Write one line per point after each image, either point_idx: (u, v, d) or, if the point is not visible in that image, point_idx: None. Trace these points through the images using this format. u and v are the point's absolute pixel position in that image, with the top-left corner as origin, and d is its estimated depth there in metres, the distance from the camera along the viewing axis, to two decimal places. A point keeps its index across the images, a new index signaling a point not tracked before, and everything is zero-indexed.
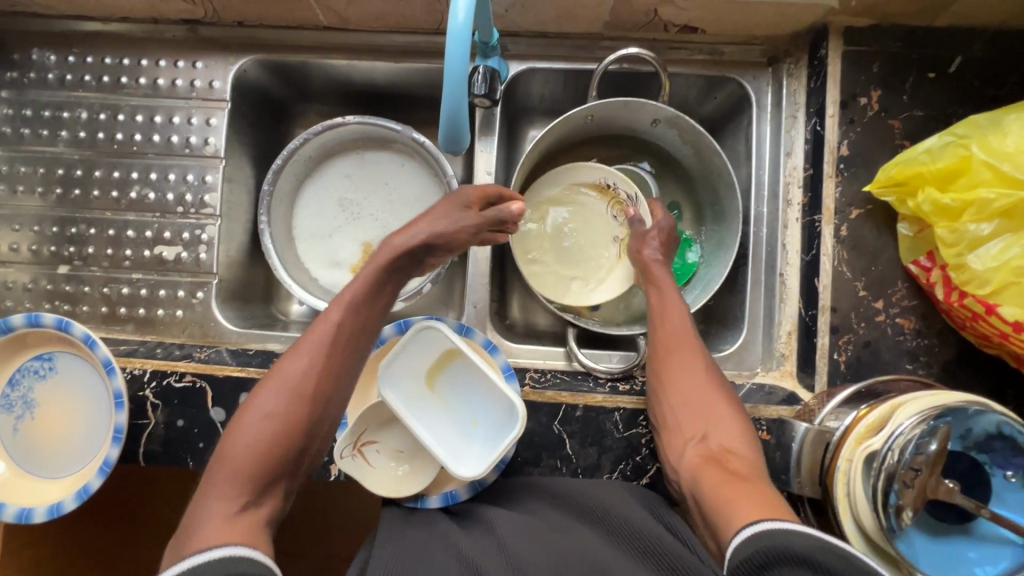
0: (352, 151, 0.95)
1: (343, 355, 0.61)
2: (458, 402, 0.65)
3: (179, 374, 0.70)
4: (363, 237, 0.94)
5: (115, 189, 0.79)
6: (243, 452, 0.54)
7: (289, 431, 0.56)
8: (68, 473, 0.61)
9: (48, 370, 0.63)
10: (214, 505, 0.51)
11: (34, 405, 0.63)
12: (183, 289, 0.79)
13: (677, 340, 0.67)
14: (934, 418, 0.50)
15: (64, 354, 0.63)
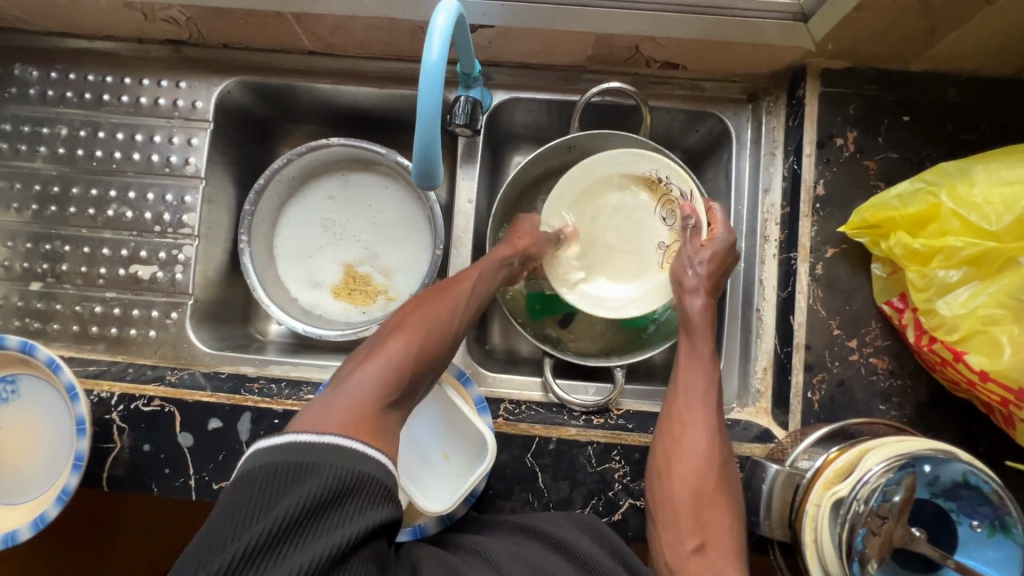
0: (337, 172, 0.95)
1: (477, 314, 0.66)
2: (429, 436, 0.65)
3: (148, 398, 0.69)
4: (343, 258, 0.94)
5: (92, 206, 0.78)
6: (399, 354, 0.55)
7: (434, 356, 0.58)
8: (26, 500, 0.60)
9: (11, 393, 0.62)
10: (370, 388, 0.50)
11: None
12: (157, 309, 0.78)
13: (691, 422, 0.63)
14: (900, 466, 0.50)
15: (28, 377, 0.62)
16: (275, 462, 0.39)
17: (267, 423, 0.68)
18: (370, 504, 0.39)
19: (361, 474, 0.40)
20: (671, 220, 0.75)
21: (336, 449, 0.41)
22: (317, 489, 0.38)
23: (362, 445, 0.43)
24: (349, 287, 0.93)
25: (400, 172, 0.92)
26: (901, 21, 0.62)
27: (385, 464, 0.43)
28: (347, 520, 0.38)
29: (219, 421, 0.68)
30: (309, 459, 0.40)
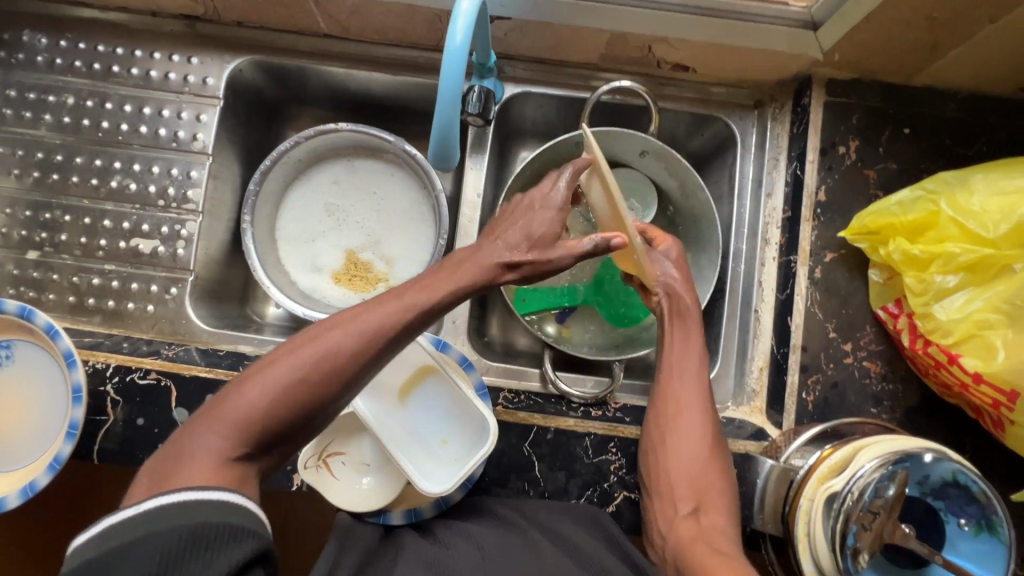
0: (343, 158, 0.95)
1: (391, 348, 0.53)
2: (428, 421, 0.65)
3: (144, 371, 0.68)
4: (345, 244, 0.94)
5: (95, 177, 0.78)
6: (259, 400, 0.47)
7: (321, 397, 0.49)
8: (14, 468, 0.59)
9: (5, 358, 0.61)
10: (214, 436, 0.45)
11: None
12: (157, 284, 0.77)
13: (685, 401, 0.66)
14: (894, 462, 0.51)
15: (23, 343, 0.61)
16: (91, 554, 0.37)
17: None
18: (213, 547, 0.38)
19: (198, 523, 0.39)
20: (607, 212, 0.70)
21: (157, 514, 0.39)
22: (145, 559, 0.36)
23: (195, 494, 0.40)
24: (350, 272, 0.94)
25: (406, 160, 0.93)
26: (908, 35, 0.64)
27: (229, 500, 0.41)
28: (203, 564, 0.37)
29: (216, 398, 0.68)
30: (128, 538, 0.37)
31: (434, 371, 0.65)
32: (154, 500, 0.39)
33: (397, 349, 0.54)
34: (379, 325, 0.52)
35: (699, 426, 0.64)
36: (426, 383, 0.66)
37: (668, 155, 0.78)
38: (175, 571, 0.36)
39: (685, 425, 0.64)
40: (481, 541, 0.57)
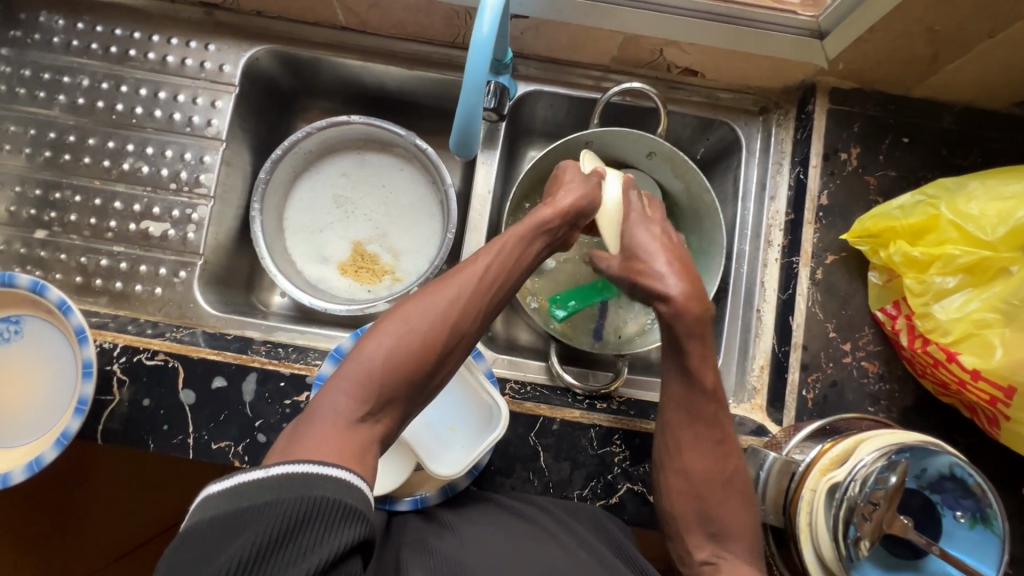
0: (353, 151, 0.96)
1: (485, 303, 0.59)
2: (437, 408, 0.65)
3: (151, 352, 0.68)
4: (353, 235, 0.95)
5: (107, 158, 0.78)
6: (379, 355, 0.51)
7: (426, 348, 0.53)
8: (19, 444, 0.58)
9: (13, 333, 0.61)
10: (340, 400, 0.49)
11: None
12: (166, 267, 0.77)
13: (699, 441, 0.63)
14: (894, 453, 0.53)
15: (33, 319, 0.61)
16: (224, 507, 0.38)
17: (272, 386, 0.68)
18: (333, 523, 0.38)
19: (319, 497, 0.39)
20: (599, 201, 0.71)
21: (290, 480, 0.40)
22: (270, 522, 0.37)
23: (318, 465, 0.42)
24: (357, 264, 0.95)
25: (417, 154, 0.94)
26: (911, 47, 0.67)
27: (351, 480, 0.42)
28: (320, 537, 0.37)
29: (223, 380, 0.68)
30: (257, 498, 0.38)
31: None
32: (286, 466, 0.41)
33: (489, 306, 0.59)
34: (468, 281, 0.58)
35: (709, 458, 0.63)
36: None
37: (675, 157, 0.80)
38: (292, 543, 0.37)
39: (713, 454, 0.63)
40: (488, 531, 0.58)
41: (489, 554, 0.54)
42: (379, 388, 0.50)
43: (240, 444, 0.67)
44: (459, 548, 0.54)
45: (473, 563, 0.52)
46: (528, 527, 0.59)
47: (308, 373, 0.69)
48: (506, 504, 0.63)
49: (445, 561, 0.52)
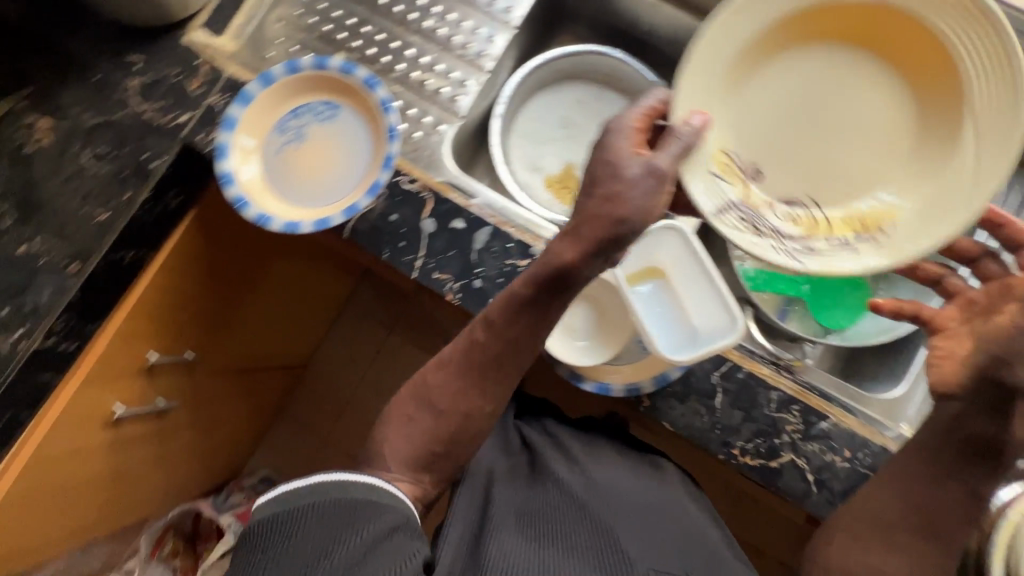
0: (595, 82, 1.02)
1: (490, 367, 0.67)
2: (650, 309, 0.69)
3: (412, 178, 0.76)
4: (568, 156, 1.01)
5: (415, 12, 0.87)
6: (399, 451, 0.68)
7: (442, 424, 0.68)
8: (305, 206, 0.69)
9: (329, 116, 0.71)
10: (394, 454, 0.68)
11: (304, 138, 0.71)
12: (430, 117, 0.84)
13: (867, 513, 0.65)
14: None
15: (348, 110, 0.71)
16: (274, 509, 0.59)
17: (501, 243, 0.74)
18: (361, 517, 0.58)
19: (348, 500, 0.60)
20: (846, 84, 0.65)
21: (320, 488, 0.60)
22: (319, 511, 0.58)
23: (343, 477, 0.61)
24: (562, 183, 1.00)
25: None
26: None
27: (376, 485, 0.62)
28: (348, 542, 0.56)
29: (462, 224, 0.75)
30: (299, 500, 0.59)
31: (662, 270, 0.71)
32: (319, 477, 0.61)
33: (494, 367, 0.67)
34: (466, 349, 0.67)
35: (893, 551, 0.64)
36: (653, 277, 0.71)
37: None
38: (329, 547, 0.55)
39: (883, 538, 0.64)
40: (612, 475, 0.73)
41: (614, 501, 0.69)
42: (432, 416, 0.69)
43: (458, 282, 0.74)
44: (590, 489, 0.70)
45: (600, 502, 0.68)
46: (644, 489, 0.74)
47: (534, 244, 0.75)
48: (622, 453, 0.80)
49: (577, 492, 0.69)
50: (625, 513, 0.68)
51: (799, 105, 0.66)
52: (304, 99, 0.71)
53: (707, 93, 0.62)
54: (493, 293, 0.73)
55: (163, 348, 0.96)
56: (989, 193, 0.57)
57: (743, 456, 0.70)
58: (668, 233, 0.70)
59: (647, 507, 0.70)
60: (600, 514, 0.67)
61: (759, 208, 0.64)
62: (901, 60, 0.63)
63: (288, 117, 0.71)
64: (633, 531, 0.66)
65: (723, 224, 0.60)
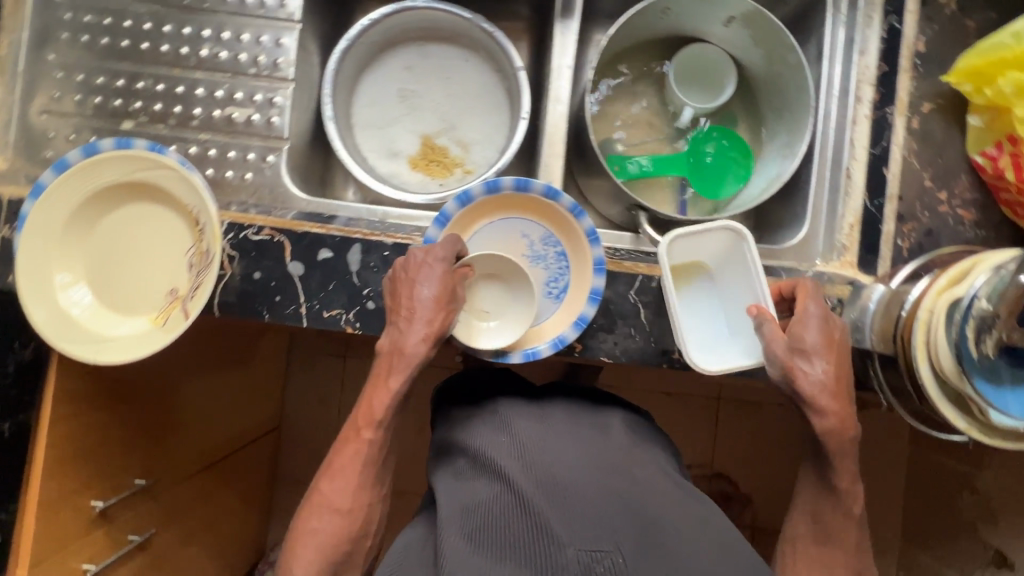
0: (416, 42, 0.95)
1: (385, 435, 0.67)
2: (688, 310, 0.72)
3: (257, 228, 0.70)
4: (421, 129, 0.95)
5: (184, 45, 0.77)
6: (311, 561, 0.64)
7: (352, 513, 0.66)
8: (123, 332, 0.60)
9: (102, 232, 0.62)
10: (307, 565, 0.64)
11: (83, 267, 0.61)
12: (254, 153, 0.77)
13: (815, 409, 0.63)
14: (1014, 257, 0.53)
15: (122, 210, 0.62)
16: None
17: (377, 255, 0.70)
18: None
19: None
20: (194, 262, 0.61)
21: None
22: None
23: None
24: (427, 158, 0.94)
25: (482, 41, 0.93)
26: None
27: None
28: None
29: (330, 252, 0.70)
30: None
31: (705, 266, 0.72)
32: None
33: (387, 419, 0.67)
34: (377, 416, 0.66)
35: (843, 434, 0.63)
36: (695, 277, 0.73)
37: (757, 17, 0.80)
38: None
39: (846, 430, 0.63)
40: (559, 454, 0.65)
41: (560, 494, 0.61)
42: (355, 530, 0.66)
43: (351, 311, 0.69)
44: (527, 475, 0.62)
45: (539, 494, 0.61)
46: (594, 452, 0.66)
47: (410, 241, 0.71)
48: (576, 409, 0.73)
49: (512, 486, 0.62)
50: (576, 493, 0.61)
51: (115, 283, 0.61)
52: (63, 225, 0.59)
53: (78, 184, 0.59)
54: None
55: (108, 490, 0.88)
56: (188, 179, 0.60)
57: (684, 356, 0.70)
58: (722, 232, 0.69)
59: (596, 476, 0.63)
60: (540, 512, 0.59)
61: (96, 330, 0.59)
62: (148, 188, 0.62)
63: (52, 248, 0.59)
64: (570, 520, 0.59)
65: (200, 302, 0.58)
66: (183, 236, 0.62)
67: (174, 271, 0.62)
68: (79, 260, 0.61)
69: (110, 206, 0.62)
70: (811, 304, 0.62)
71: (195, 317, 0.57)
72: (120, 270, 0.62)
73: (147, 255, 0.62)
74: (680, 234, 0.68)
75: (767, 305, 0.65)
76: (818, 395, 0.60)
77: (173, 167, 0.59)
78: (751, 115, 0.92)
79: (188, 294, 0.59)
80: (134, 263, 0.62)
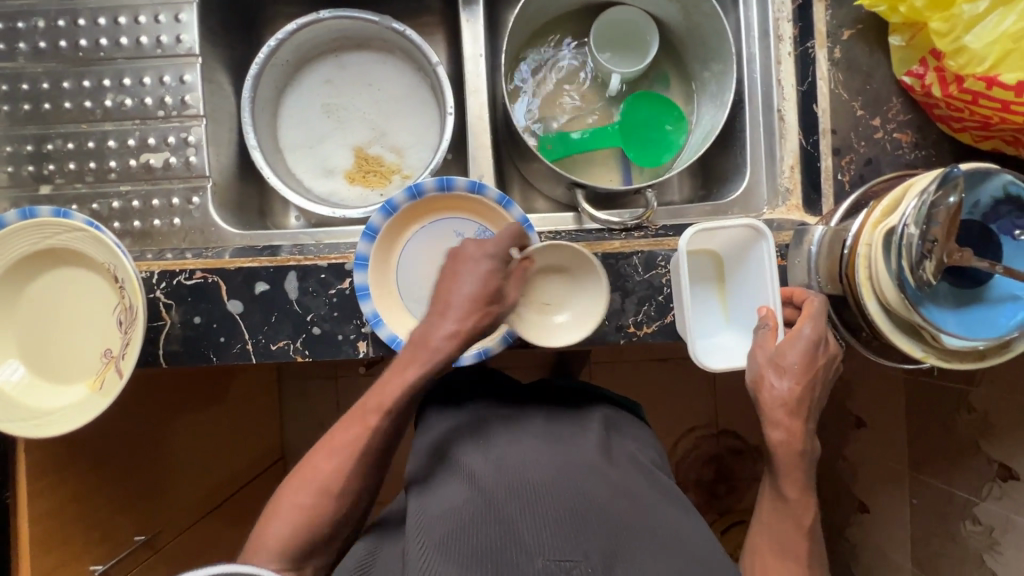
0: (331, 54, 0.92)
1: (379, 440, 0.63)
2: (698, 305, 0.68)
3: (189, 271, 0.68)
4: (352, 141, 0.93)
5: (87, 99, 0.75)
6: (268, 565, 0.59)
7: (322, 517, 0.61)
8: (65, 402, 0.59)
9: (26, 304, 0.60)
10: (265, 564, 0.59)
11: (15, 343, 0.60)
12: (178, 196, 0.75)
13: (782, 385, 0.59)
14: (950, 169, 0.51)
15: (42, 279, 0.61)
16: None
17: (314, 280, 0.68)
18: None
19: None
20: (123, 320, 0.60)
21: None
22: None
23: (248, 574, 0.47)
24: (362, 170, 0.92)
25: (397, 42, 0.90)
26: None
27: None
28: None
29: (266, 284, 0.68)
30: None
31: (719, 259, 0.69)
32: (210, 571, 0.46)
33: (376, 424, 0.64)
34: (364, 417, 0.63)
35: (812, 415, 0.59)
36: (706, 270, 0.69)
37: None
38: None
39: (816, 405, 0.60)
40: (531, 461, 0.62)
41: (530, 491, 0.57)
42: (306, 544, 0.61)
43: (297, 341, 0.68)
44: (497, 478, 0.59)
45: (508, 498, 0.56)
46: (568, 460, 0.62)
47: (345, 260, 0.69)
48: (555, 420, 0.70)
49: (481, 490, 0.58)
50: (548, 490, 0.57)
51: (49, 354, 0.60)
52: None
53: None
54: (336, 329, 0.68)
55: (108, 552, 0.78)
56: (96, 237, 0.58)
57: (640, 330, 0.68)
58: (745, 229, 0.65)
59: (568, 482, 0.58)
60: (508, 514, 0.55)
61: (37, 404, 0.58)
62: (65, 252, 0.60)
63: None
64: (540, 519, 0.54)
65: (130, 360, 0.57)
66: (108, 295, 0.61)
67: (106, 330, 0.60)
68: (9, 337, 0.60)
69: (29, 277, 0.60)
70: (808, 324, 0.58)
71: (126, 376, 0.56)
72: (52, 339, 0.61)
73: (76, 319, 0.61)
74: (699, 230, 0.64)
75: (775, 304, 0.62)
76: (773, 408, 0.58)
77: (81, 228, 0.58)
78: (682, 70, 0.89)
79: (121, 353, 0.58)
80: (67, 330, 0.61)
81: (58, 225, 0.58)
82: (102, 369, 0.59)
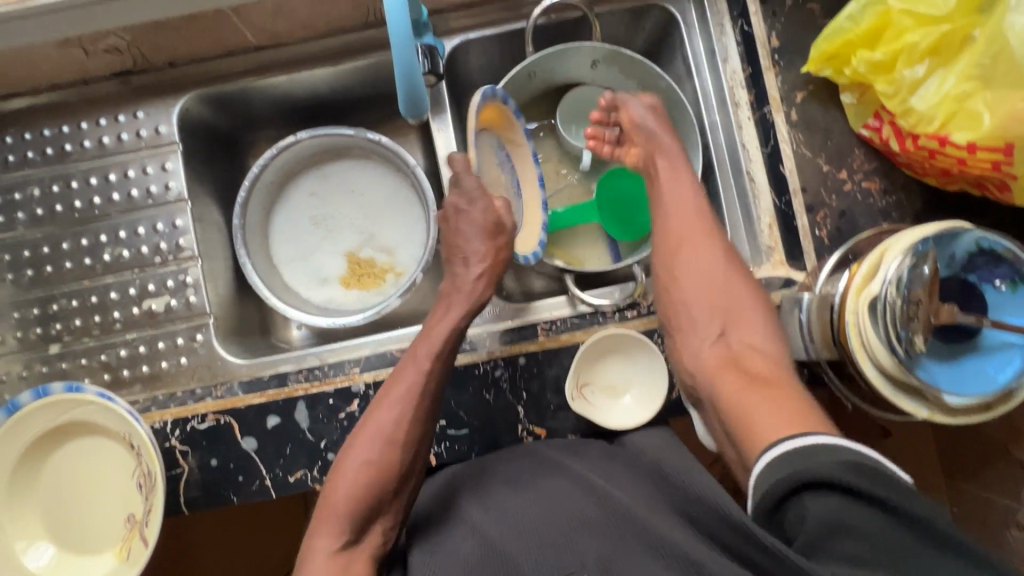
0: (313, 167, 0.96)
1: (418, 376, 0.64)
2: None
3: (201, 416, 0.70)
4: (343, 248, 0.95)
5: (86, 256, 0.78)
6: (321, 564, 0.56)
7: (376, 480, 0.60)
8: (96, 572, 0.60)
9: (46, 479, 0.62)
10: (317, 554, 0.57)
11: (39, 521, 0.61)
12: (182, 336, 0.78)
13: (677, 236, 0.69)
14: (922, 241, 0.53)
15: (58, 453, 0.62)
16: None
17: (323, 406, 0.70)
18: None
19: None
20: (141, 483, 0.61)
21: None
22: None
23: None
24: (356, 274, 0.95)
25: (374, 148, 0.94)
26: None
27: None
28: None
29: (277, 417, 0.69)
30: None
31: None
32: None
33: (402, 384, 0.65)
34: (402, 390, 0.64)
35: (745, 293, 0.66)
36: None
37: (617, 55, 0.81)
38: None
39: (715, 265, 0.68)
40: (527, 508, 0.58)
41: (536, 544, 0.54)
42: (354, 494, 0.59)
43: (314, 469, 0.69)
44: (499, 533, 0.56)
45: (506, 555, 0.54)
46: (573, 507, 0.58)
47: (350, 383, 0.71)
48: None
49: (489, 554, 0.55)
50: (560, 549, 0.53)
51: (72, 525, 0.61)
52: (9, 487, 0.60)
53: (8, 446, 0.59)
54: None
55: None
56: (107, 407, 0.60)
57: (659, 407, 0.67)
58: None
59: (564, 526, 0.56)
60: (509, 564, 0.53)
61: None
62: (77, 424, 0.62)
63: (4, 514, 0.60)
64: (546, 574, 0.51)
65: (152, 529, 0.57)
66: (123, 458, 0.62)
67: (127, 494, 0.62)
68: (33, 514, 0.61)
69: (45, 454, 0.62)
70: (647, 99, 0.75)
71: (152, 544, 0.57)
72: (74, 509, 0.62)
73: (96, 485, 0.62)
74: None
75: None
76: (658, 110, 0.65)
77: (94, 399, 0.59)
78: None
79: (144, 517, 0.59)
80: (88, 497, 0.62)
81: (68, 401, 0.59)
82: (127, 535, 0.60)
